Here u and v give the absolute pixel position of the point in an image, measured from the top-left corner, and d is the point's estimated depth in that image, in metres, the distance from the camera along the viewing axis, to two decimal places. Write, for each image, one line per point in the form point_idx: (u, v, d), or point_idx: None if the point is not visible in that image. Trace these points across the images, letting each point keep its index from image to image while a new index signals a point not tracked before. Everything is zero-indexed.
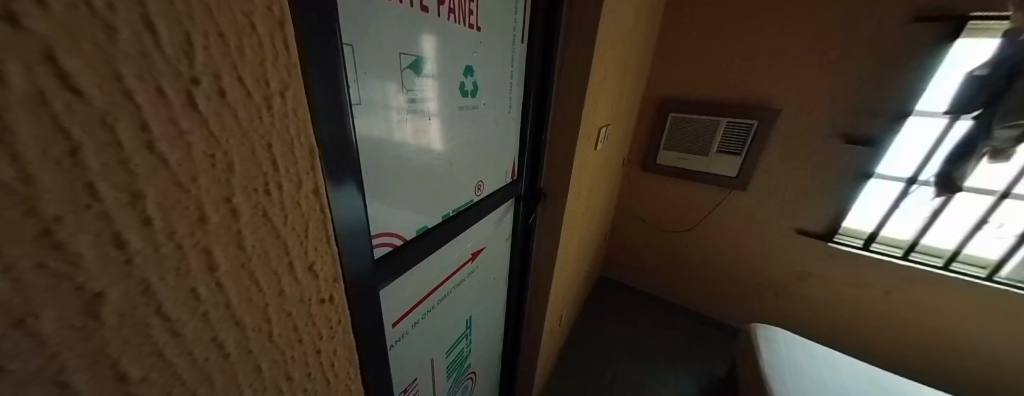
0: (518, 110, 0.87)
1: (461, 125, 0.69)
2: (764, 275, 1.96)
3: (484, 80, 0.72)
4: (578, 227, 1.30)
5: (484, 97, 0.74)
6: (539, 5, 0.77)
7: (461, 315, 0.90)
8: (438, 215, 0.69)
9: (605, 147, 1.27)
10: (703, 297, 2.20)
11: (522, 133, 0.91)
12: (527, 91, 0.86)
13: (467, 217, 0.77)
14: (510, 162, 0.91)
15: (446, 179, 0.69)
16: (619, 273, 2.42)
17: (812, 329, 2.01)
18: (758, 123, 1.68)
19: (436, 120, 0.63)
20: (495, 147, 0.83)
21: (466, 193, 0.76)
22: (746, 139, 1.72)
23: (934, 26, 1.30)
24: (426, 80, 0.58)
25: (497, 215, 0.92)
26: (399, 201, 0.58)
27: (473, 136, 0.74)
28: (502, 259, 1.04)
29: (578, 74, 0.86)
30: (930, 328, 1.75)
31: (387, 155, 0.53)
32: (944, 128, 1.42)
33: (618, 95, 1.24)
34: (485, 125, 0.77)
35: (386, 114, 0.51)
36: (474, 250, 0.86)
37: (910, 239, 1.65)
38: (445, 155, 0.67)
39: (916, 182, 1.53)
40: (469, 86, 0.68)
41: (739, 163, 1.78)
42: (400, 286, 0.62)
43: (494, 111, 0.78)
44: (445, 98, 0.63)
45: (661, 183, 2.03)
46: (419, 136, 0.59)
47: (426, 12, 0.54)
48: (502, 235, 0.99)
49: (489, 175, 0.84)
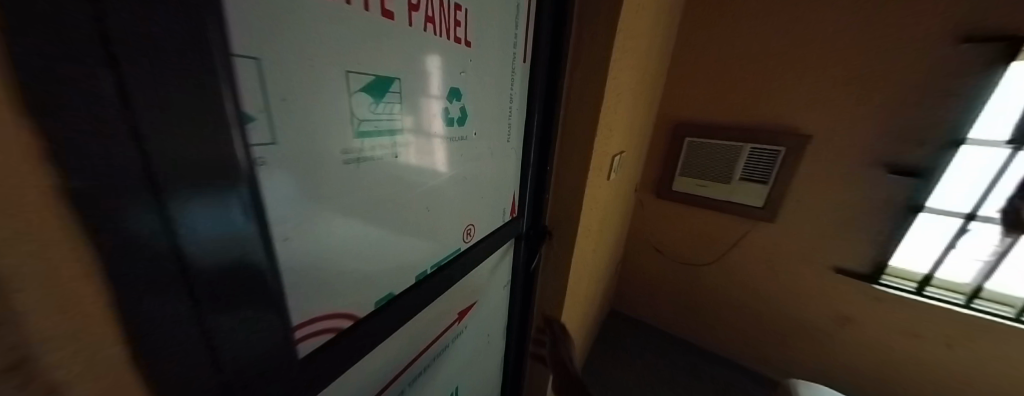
0: (518, 139, 0.74)
1: (446, 160, 0.55)
2: (798, 318, 1.75)
3: (473, 107, 0.58)
4: (587, 267, 1.14)
5: (476, 124, 0.60)
6: (543, 20, 0.65)
7: (445, 387, 0.75)
8: (411, 275, 0.54)
9: (618, 175, 1.12)
10: (728, 338, 1.98)
11: (523, 164, 0.78)
12: (529, 119, 0.74)
13: (449, 272, 0.62)
14: (508, 199, 0.77)
15: (424, 229, 0.54)
16: (632, 309, 2.22)
17: (859, 383, 1.76)
18: (786, 150, 1.51)
19: (413, 155, 0.48)
20: (490, 183, 0.68)
21: (451, 240, 0.62)
22: (772, 167, 1.54)
23: (984, 46, 1.16)
24: (398, 106, 0.42)
25: (491, 263, 0.78)
26: (352, 268, 0.43)
27: (462, 172, 0.59)
28: (497, 311, 0.89)
29: (587, 99, 0.75)
30: (1003, 388, 1.49)
31: (324, 212, 0.37)
32: (1006, 159, 1.24)
33: (632, 117, 1.12)
34: (478, 158, 0.63)
35: (360, 148, 0.38)
36: (462, 307, 0.71)
37: (971, 283, 1.45)
38: (424, 199, 0.52)
39: (975, 219, 1.35)
40: (458, 112, 0.54)
41: (765, 192, 1.60)
42: (356, 375, 0.48)
43: (488, 140, 0.64)
44: (423, 127, 0.48)
45: (677, 212, 1.86)
46: (383, 180, 0.44)
47: (390, 19, 0.39)
48: (497, 285, 0.84)
49: (480, 217, 0.69)
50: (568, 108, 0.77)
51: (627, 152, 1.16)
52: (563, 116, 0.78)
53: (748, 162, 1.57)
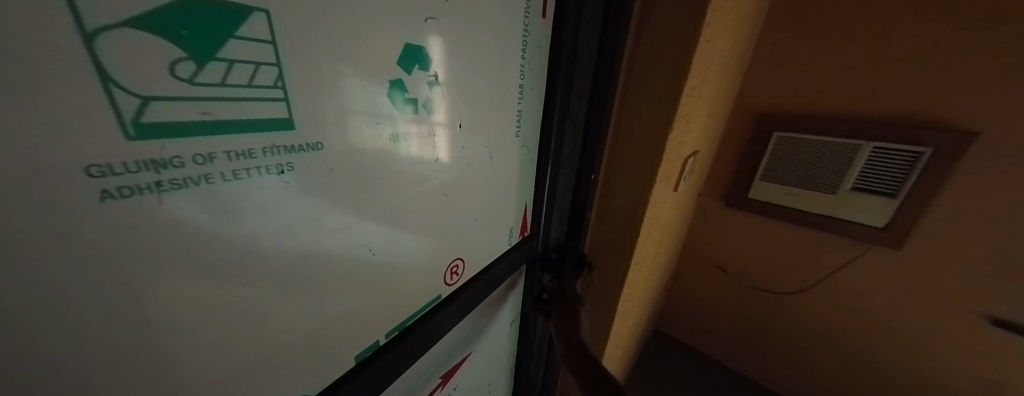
0: (532, 133, 0.51)
1: (415, 170, 0.32)
2: (923, 382, 1.29)
3: (454, 83, 0.34)
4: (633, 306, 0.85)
5: (460, 112, 0.35)
6: None
7: None
8: (351, 357, 0.32)
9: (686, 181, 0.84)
10: (809, 382, 1.56)
11: (539, 169, 0.54)
12: (547, 109, 0.50)
13: (424, 332, 0.39)
14: (516, 216, 0.55)
15: (371, 288, 0.31)
16: (678, 328, 1.89)
17: None
18: (932, 152, 1.01)
19: (331, 165, 0.24)
20: (486, 196, 0.45)
21: (428, 286, 0.39)
22: (908, 175, 1.05)
23: None
24: (274, 65, 0.19)
25: (490, 302, 0.55)
26: (213, 382, 0.22)
27: (440, 184, 0.36)
28: (499, 351, 0.69)
29: (654, 81, 0.51)
30: None
31: (76, 317, 0.15)
32: None
33: (712, 102, 0.81)
34: (467, 162, 0.39)
35: (196, 151, 0.17)
36: (451, 365, 0.51)
37: None
38: (370, 238, 0.29)
39: None
40: (430, 89, 0.31)
41: (893, 209, 1.10)
42: None
43: (485, 136, 0.41)
44: (349, 113, 0.24)
45: (751, 225, 1.45)
46: (250, 226, 0.20)
47: None
48: (496, 326, 0.62)
49: (473, 247, 0.46)
50: (623, 95, 0.55)
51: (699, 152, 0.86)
52: (615, 108, 0.56)
53: (867, 167, 1.09)
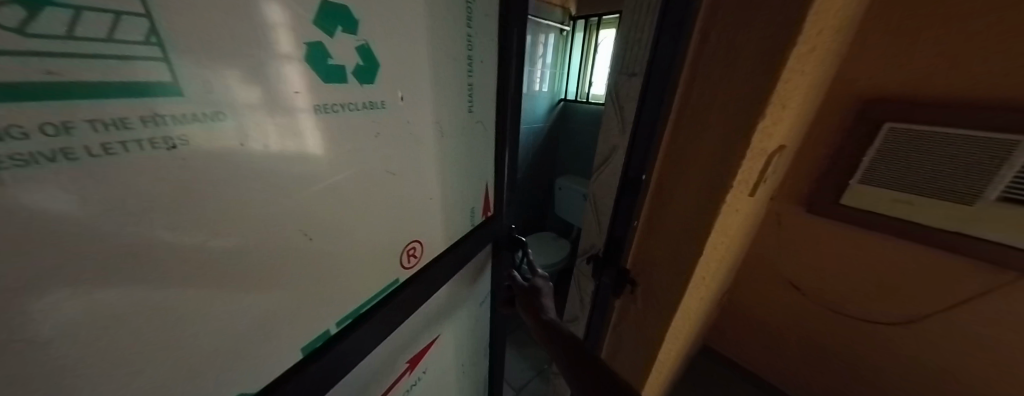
0: (489, 105, 0.46)
1: (363, 147, 0.29)
2: None
3: (389, 49, 0.29)
4: (678, 339, 0.68)
5: (402, 82, 0.31)
6: None
7: None
8: (295, 351, 0.27)
9: (769, 184, 0.63)
10: None
11: (496, 147, 0.50)
12: (503, 80, 0.45)
13: (383, 320, 0.34)
14: (477, 197, 0.50)
15: (318, 278, 0.28)
16: (728, 349, 1.50)
17: None
18: None
19: (245, 140, 0.20)
20: (440, 177, 0.41)
21: (381, 272, 0.35)
22: None
23: None
24: (143, 16, 0.15)
25: (457, 285, 0.51)
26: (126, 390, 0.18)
27: (387, 164, 0.32)
28: (470, 334, 0.63)
29: (743, 49, 0.33)
30: None
31: None
32: None
33: (825, 74, 0.58)
34: (413, 139, 0.35)
35: (41, 120, 0.13)
36: (421, 347, 0.47)
37: None
38: (307, 222, 0.26)
39: None
40: (361, 56, 0.26)
41: None
42: None
43: (430, 109, 0.36)
44: (260, 76, 0.20)
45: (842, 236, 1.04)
46: (151, 213, 0.16)
47: None
48: (469, 306, 0.58)
49: (427, 232, 0.41)
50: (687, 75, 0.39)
51: (791, 146, 0.63)
52: (678, 93, 0.40)
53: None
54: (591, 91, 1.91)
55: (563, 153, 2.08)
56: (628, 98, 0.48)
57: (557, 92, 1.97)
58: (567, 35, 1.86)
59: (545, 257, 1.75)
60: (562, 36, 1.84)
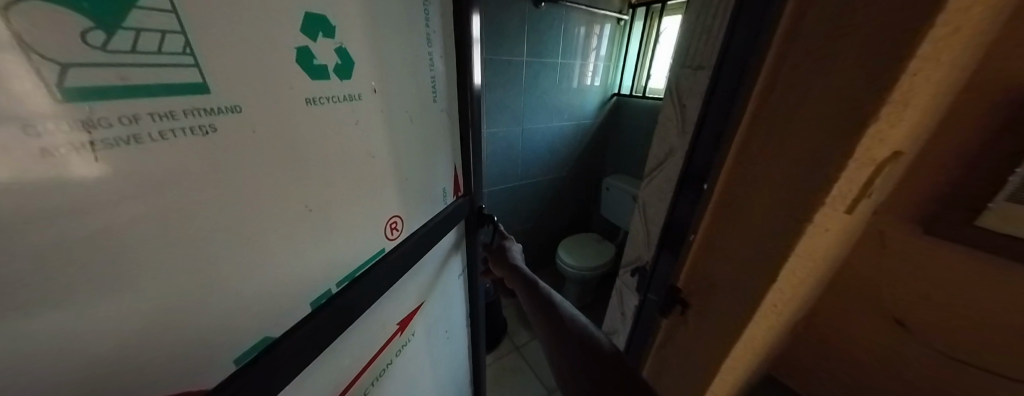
0: (450, 94, 0.51)
1: (348, 132, 0.32)
2: None
3: (365, 47, 0.32)
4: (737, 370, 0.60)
5: (375, 76, 0.34)
6: None
7: None
8: (304, 304, 0.32)
9: (874, 199, 0.52)
10: None
11: (462, 135, 0.56)
12: (465, 70, 0.50)
13: (373, 281, 0.38)
14: (444, 178, 0.54)
15: (315, 244, 0.32)
16: None
17: None
18: None
19: (255, 127, 0.24)
20: (415, 160, 0.45)
21: (367, 241, 0.39)
22: None
23: None
24: (179, 33, 0.19)
25: (440, 254, 0.58)
26: (165, 330, 0.23)
27: (367, 147, 0.35)
28: (451, 304, 0.70)
29: (845, 38, 0.26)
30: None
31: (47, 269, 0.16)
32: None
33: (967, 64, 0.44)
34: (393, 127, 0.39)
35: (120, 113, 0.17)
36: (407, 311, 0.52)
37: None
38: (303, 196, 0.30)
39: None
40: (339, 57, 0.30)
41: None
42: None
43: (402, 100, 0.39)
44: (265, 72, 0.24)
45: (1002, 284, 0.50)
46: (188, 183, 0.21)
47: None
48: (447, 278, 0.65)
49: (408, 210, 0.45)
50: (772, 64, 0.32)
51: (911, 153, 0.50)
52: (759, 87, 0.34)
53: None
54: (648, 84, 1.77)
55: (612, 151, 1.98)
56: (693, 92, 0.42)
57: (610, 87, 1.86)
58: (626, 25, 1.73)
59: (583, 259, 1.68)
60: (620, 26, 1.72)
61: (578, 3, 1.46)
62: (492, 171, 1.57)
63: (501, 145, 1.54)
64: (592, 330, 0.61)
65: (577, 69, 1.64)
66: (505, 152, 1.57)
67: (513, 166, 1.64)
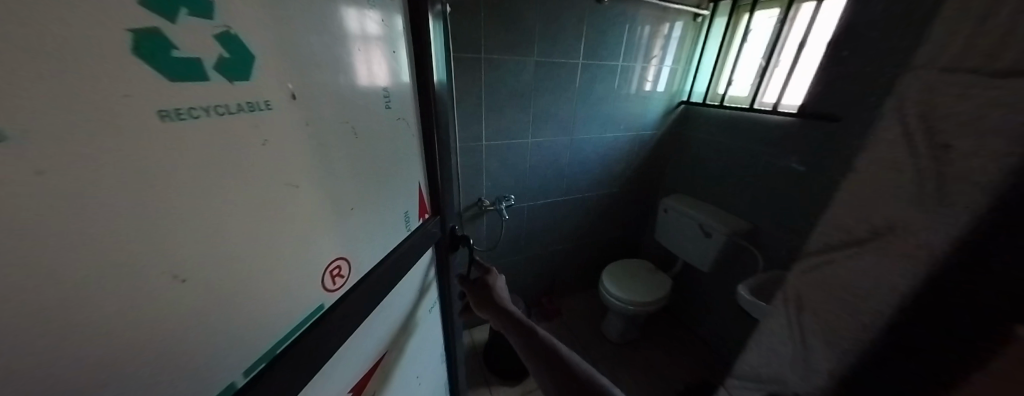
0: (407, 98, 0.40)
1: (248, 156, 0.22)
2: None
3: (267, 32, 0.22)
4: None
5: (291, 76, 0.24)
6: None
7: None
8: None
9: None
10: None
11: (424, 146, 0.46)
12: (422, 67, 0.42)
13: (300, 358, 0.28)
14: (410, 200, 0.43)
15: (196, 329, 0.21)
16: None
17: None
18: None
19: (43, 166, 0.14)
20: (366, 185, 0.34)
21: (298, 299, 0.28)
22: None
23: None
24: None
25: (408, 291, 0.46)
26: None
27: (287, 174, 0.25)
28: (425, 347, 0.57)
29: None
30: None
31: None
32: None
33: None
34: (324, 147, 0.27)
35: None
36: (361, 374, 0.39)
37: None
38: (171, 258, 0.19)
39: None
40: (225, 48, 0.19)
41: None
42: None
43: (338, 108, 0.28)
44: (57, 78, 0.14)
45: None
46: None
47: None
48: (422, 316, 0.53)
49: (361, 249, 0.34)
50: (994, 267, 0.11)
51: None
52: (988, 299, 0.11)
53: None
54: (727, 93, 1.50)
55: (672, 167, 1.72)
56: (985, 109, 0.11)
57: (677, 94, 1.61)
58: (703, 22, 1.47)
59: (631, 291, 1.46)
60: (696, 22, 1.45)
61: None
62: (534, 184, 1.43)
63: (546, 155, 1.39)
64: (609, 388, 0.47)
65: (640, 72, 1.43)
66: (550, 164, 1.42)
67: (559, 180, 1.49)
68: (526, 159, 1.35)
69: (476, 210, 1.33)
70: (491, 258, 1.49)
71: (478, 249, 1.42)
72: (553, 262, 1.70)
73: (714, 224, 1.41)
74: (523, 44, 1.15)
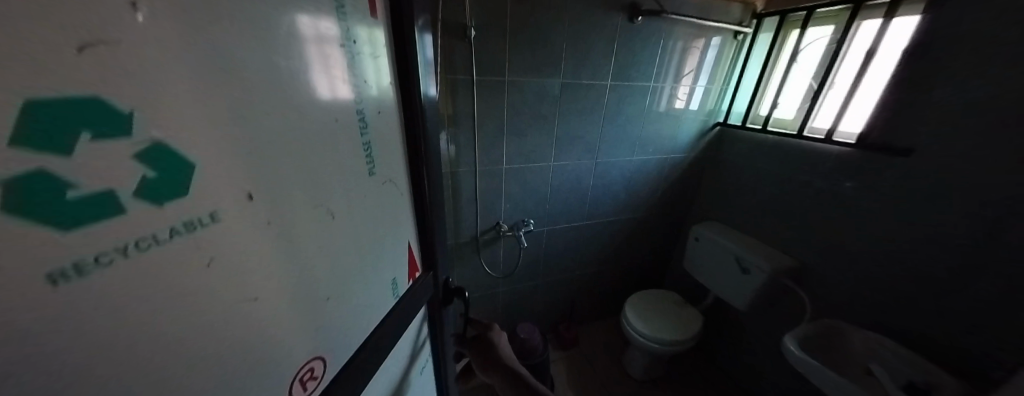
0: (392, 121, 0.36)
1: (187, 283, 0.17)
2: None
3: (230, 111, 0.18)
4: None
5: (249, 174, 0.19)
6: None
7: None
8: None
9: None
10: None
11: (414, 170, 0.42)
12: (406, 86, 0.38)
13: None
14: (400, 239, 0.39)
15: None
16: None
17: None
18: None
19: None
20: (343, 257, 0.29)
21: None
22: None
23: None
24: None
25: (397, 361, 0.42)
26: None
27: (252, 284, 0.21)
28: None
29: None
30: None
31: None
32: None
33: None
34: (292, 205, 0.23)
35: None
36: None
37: None
38: None
39: None
40: (153, 166, 0.14)
41: None
42: None
43: (307, 187, 0.24)
44: None
45: None
46: None
47: None
48: (414, 380, 0.49)
49: (341, 326, 0.30)
50: None
51: None
52: None
53: None
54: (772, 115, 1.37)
55: (705, 191, 1.60)
56: None
57: (713, 114, 1.49)
58: (744, 40, 1.36)
59: (657, 328, 1.35)
60: (736, 41, 1.35)
61: (685, 16, 1.17)
62: (554, 209, 1.37)
63: (569, 178, 1.33)
64: None
65: (672, 92, 1.34)
66: (572, 189, 1.36)
67: (581, 203, 1.42)
68: (547, 182, 1.30)
69: (493, 234, 1.29)
70: (507, 283, 1.44)
71: (495, 275, 1.38)
72: (571, 289, 1.62)
73: (754, 259, 1.28)
74: (549, 65, 1.11)
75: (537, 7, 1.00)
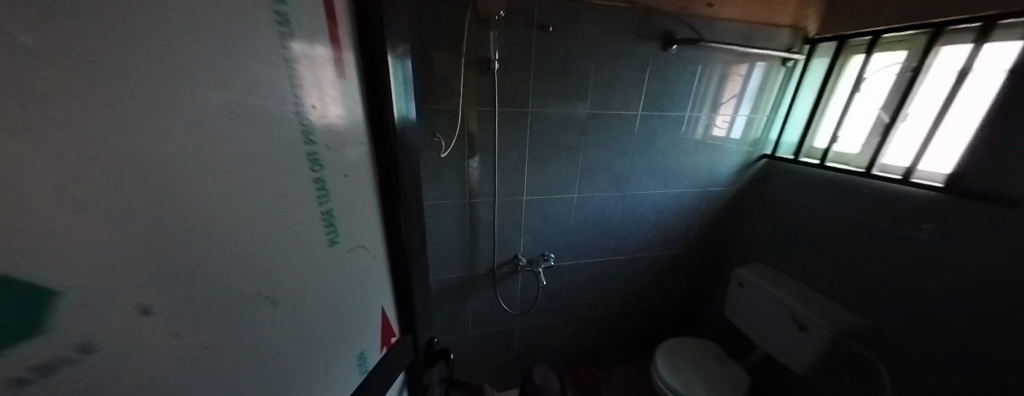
0: (353, 136, 0.38)
1: None
2: None
3: (121, 181, 0.18)
4: None
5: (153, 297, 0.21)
6: None
7: None
8: None
9: None
10: None
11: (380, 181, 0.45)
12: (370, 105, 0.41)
13: None
14: (358, 255, 0.41)
15: None
16: None
17: None
18: None
19: None
20: (287, 332, 0.32)
21: None
22: None
23: None
24: None
25: None
26: None
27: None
28: None
29: None
30: None
31: None
32: None
33: None
34: (232, 239, 0.25)
35: None
36: None
37: None
38: None
39: None
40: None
41: None
42: None
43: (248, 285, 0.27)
44: None
45: None
46: None
47: None
48: None
49: (287, 369, 0.32)
50: None
51: None
52: None
53: None
54: (832, 149, 1.22)
55: (749, 230, 1.44)
56: None
57: (758, 143, 1.35)
58: (794, 66, 1.23)
59: (694, 386, 1.18)
60: (785, 67, 1.22)
61: (727, 42, 1.09)
62: (577, 242, 1.29)
63: (594, 212, 1.26)
64: None
65: (708, 122, 1.24)
66: (597, 222, 1.28)
67: (607, 238, 1.32)
68: (570, 215, 1.23)
69: (510, 267, 1.24)
70: (525, 320, 1.36)
71: (512, 312, 1.31)
72: (596, 329, 1.50)
73: (811, 315, 1.10)
74: (575, 95, 1.07)
75: (565, 40, 0.98)
